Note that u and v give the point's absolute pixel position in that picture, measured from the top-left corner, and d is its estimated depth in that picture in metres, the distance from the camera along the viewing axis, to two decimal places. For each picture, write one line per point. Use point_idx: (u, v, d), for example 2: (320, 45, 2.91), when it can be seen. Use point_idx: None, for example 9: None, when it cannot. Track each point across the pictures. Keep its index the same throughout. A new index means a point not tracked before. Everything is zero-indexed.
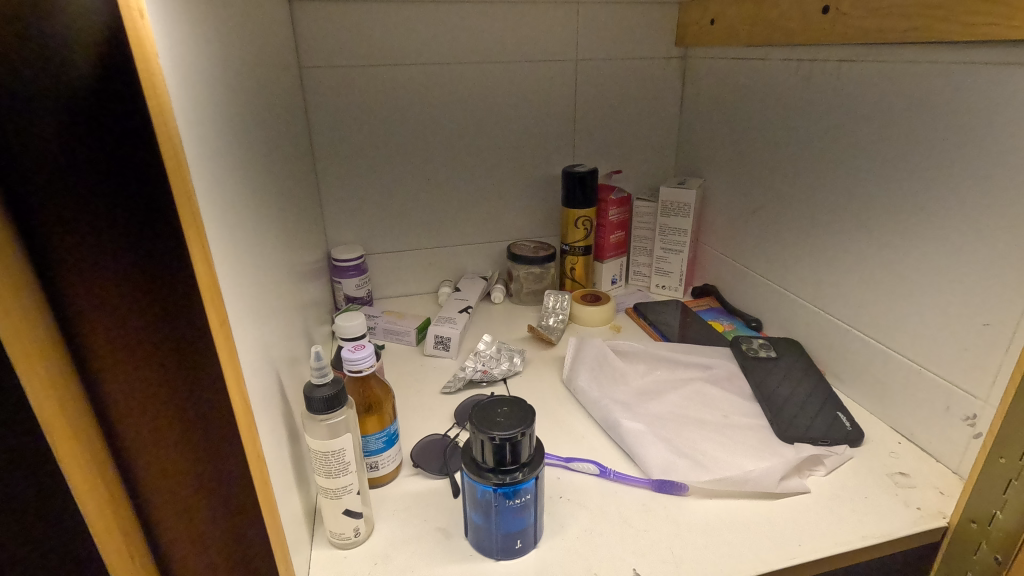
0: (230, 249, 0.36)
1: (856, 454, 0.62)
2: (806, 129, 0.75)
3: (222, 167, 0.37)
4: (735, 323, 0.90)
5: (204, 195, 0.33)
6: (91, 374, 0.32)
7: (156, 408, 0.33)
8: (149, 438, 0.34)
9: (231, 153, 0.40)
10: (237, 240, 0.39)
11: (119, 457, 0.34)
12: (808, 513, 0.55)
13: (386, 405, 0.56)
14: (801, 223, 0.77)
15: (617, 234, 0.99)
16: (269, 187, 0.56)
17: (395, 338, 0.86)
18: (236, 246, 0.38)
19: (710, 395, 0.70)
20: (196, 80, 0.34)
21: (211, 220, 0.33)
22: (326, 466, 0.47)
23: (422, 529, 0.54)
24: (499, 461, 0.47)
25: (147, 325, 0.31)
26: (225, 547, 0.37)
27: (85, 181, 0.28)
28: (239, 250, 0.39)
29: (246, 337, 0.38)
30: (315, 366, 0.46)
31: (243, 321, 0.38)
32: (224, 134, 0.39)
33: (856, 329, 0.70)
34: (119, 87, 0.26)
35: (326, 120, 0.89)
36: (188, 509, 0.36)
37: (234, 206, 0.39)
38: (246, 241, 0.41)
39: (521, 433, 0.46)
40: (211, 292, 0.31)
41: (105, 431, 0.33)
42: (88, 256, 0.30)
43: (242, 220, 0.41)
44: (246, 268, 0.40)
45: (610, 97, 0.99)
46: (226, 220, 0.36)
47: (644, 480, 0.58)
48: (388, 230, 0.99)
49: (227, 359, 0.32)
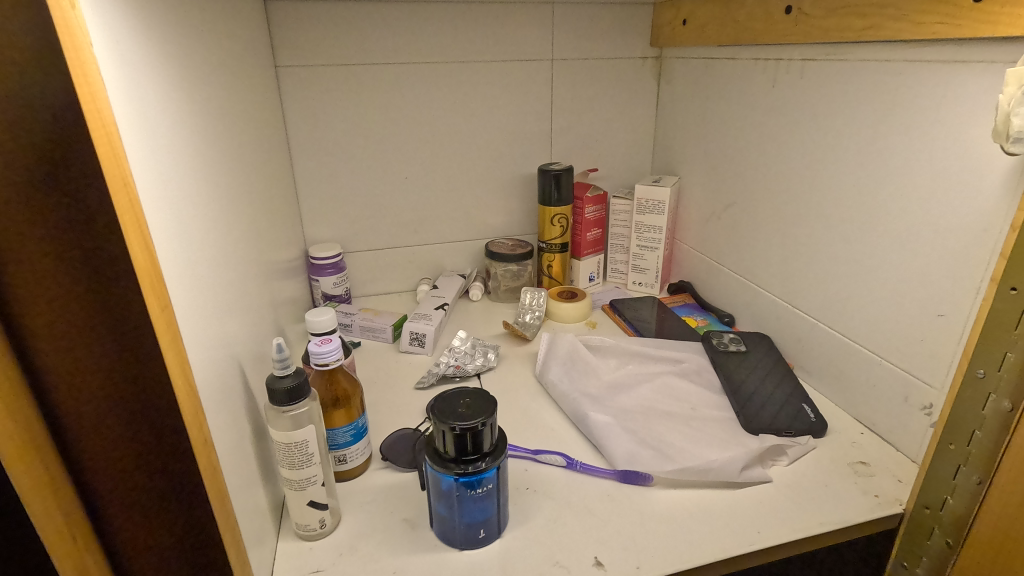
0: (180, 239, 0.37)
1: (819, 445, 0.63)
2: (773, 128, 0.76)
3: (174, 159, 0.38)
4: (708, 318, 0.91)
5: (146, 184, 0.33)
6: (32, 360, 0.32)
7: (99, 394, 0.34)
8: (93, 423, 0.34)
9: (187, 148, 0.41)
10: (192, 232, 0.39)
11: (62, 439, 0.34)
12: (769, 501, 0.56)
13: (354, 399, 0.57)
14: (770, 220, 0.79)
15: (594, 231, 1.00)
16: (236, 184, 0.56)
17: (372, 335, 0.87)
18: (190, 239, 0.39)
19: (679, 388, 0.71)
20: (141, 72, 0.34)
21: (155, 207, 0.34)
22: (290, 457, 0.48)
23: (388, 521, 0.54)
24: (461, 451, 0.47)
25: (89, 309, 0.32)
26: (173, 531, 0.38)
27: (23, 163, 0.28)
28: (194, 241, 0.39)
29: (201, 327, 0.39)
30: (278, 359, 0.46)
31: (197, 311, 0.38)
32: (177, 128, 0.39)
33: (822, 323, 0.71)
34: (53, 76, 0.27)
35: (302, 119, 0.90)
36: (135, 494, 0.37)
37: (188, 198, 0.39)
38: (203, 235, 0.42)
39: (482, 422, 0.47)
40: (150, 278, 0.32)
41: (49, 413, 0.34)
42: (24, 239, 0.30)
43: (198, 214, 0.41)
44: (202, 261, 0.41)
45: (586, 96, 1.00)
46: (177, 211, 0.37)
47: (609, 471, 0.59)
48: (366, 228, 0.99)
49: (169, 345, 0.33)
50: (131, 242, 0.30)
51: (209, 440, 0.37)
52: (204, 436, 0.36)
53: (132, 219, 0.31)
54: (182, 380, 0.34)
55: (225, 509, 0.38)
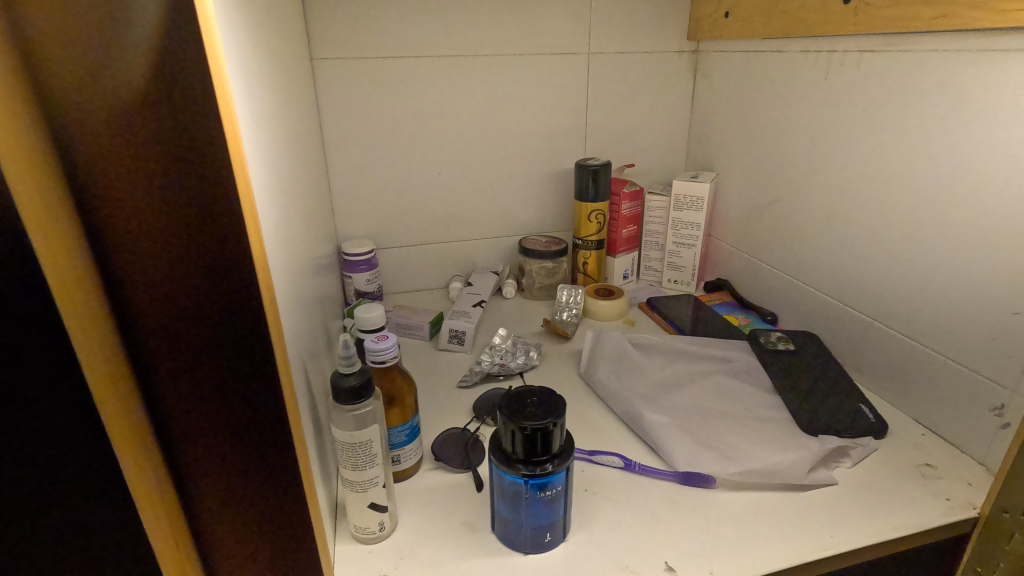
0: (266, 227, 0.37)
1: (881, 446, 0.62)
2: (824, 121, 0.75)
3: (255, 148, 0.37)
4: (750, 317, 0.89)
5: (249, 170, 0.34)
6: (132, 332, 0.34)
7: (195, 367, 0.35)
8: (187, 395, 0.36)
9: (261, 136, 0.40)
10: (270, 222, 0.39)
11: (155, 410, 0.36)
12: (837, 504, 0.54)
13: (409, 397, 0.55)
14: (819, 216, 0.77)
15: (630, 227, 0.98)
16: (289, 176, 0.55)
17: (408, 332, 0.85)
18: (270, 227, 0.38)
19: (731, 388, 0.69)
20: (234, 61, 0.34)
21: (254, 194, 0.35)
22: (353, 458, 0.46)
23: (447, 523, 0.53)
24: (530, 452, 0.46)
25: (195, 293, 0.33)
26: (256, 504, 0.39)
27: (139, 148, 0.30)
28: (272, 230, 0.39)
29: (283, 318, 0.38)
30: (343, 356, 0.45)
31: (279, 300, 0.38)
32: (254, 117, 0.39)
33: (877, 321, 0.69)
34: None
35: (337, 113, 0.88)
36: (221, 468, 0.38)
37: (265, 188, 0.39)
38: (275, 225, 0.41)
39: (553, 423, 0.45)
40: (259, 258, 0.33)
41: (143, 385, 0.35)
42: (136, 225, 0.31)
43: (271, 204, 0.41)
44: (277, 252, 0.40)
45: (623, 90, 0.98)
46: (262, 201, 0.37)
47: (669, 472, 0.58)
48: (398, 224, 0.98)
49: (272, 326, 0.35)
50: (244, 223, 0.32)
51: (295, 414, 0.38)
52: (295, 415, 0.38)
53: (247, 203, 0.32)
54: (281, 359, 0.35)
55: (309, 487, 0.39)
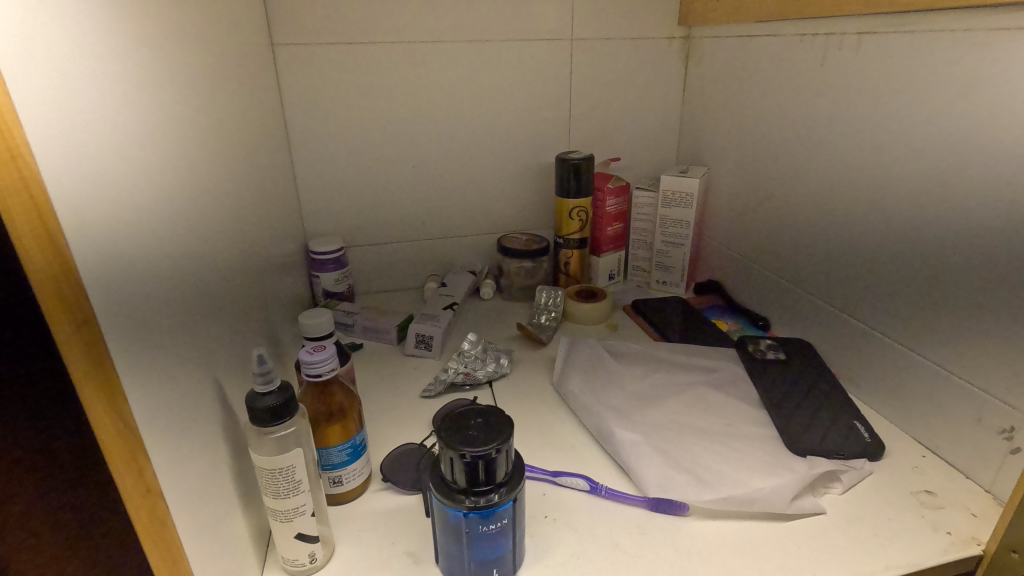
0: (119, 263, 0.30)
1: (876, 469, 0.56)
2: (822, 111, 0.69)
3: (106, 141, 0.30)
4: (740, 322, 0.83)
5: (58, 172, 0.26)
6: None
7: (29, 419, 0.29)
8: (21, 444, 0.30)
9: (135, 129, 0.33)
10: (131, 233, 0.31)
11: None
12: (824, 537, 0.49)
13: (351, 413, 0.50)
14: (817, 214, 0.71)
15: (615, 225, 0.93)
16: (218, 170, 0.49)
17: (375, 336, 0.80)
18: (127, 241, 0.31)
19: (713, 401, 0.64)
20: (63, 27, 0.27)
21: (72, 200, 0.26)
22: (274, 486, 0.41)
23: (388, 554, 0.48)
24: (472, 481, 0.41)
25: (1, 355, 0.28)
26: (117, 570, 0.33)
27: None
28: (134, 253, 0.32)
29: (139, 353, 0.31)
30: (260, 372, 0.40)
31: (134, 329, 0.31)
32: (120, 105, 0.32)
33: (876, 330, 0.64)
34: None
35: (302, 102, 0.83)
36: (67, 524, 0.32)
37: (127, 199, 0.32)
38: (146, 234, 0.33)
39: (496, 449, 0.40)
40: (58, 281, 0.25)
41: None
42: None
43: (144, 218, 0.33)
44: (156, 274, 0.34)
45: (609, 79, 0.92)
46: (107, 207, 0.29)
47: (639, 497, 0.52)
48: (370, 221, 0.93)
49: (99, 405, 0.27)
50: (18, 234, 0.24)
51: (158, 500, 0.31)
52: (145, 483, 0.30)
53: (26, 210, 0.24)
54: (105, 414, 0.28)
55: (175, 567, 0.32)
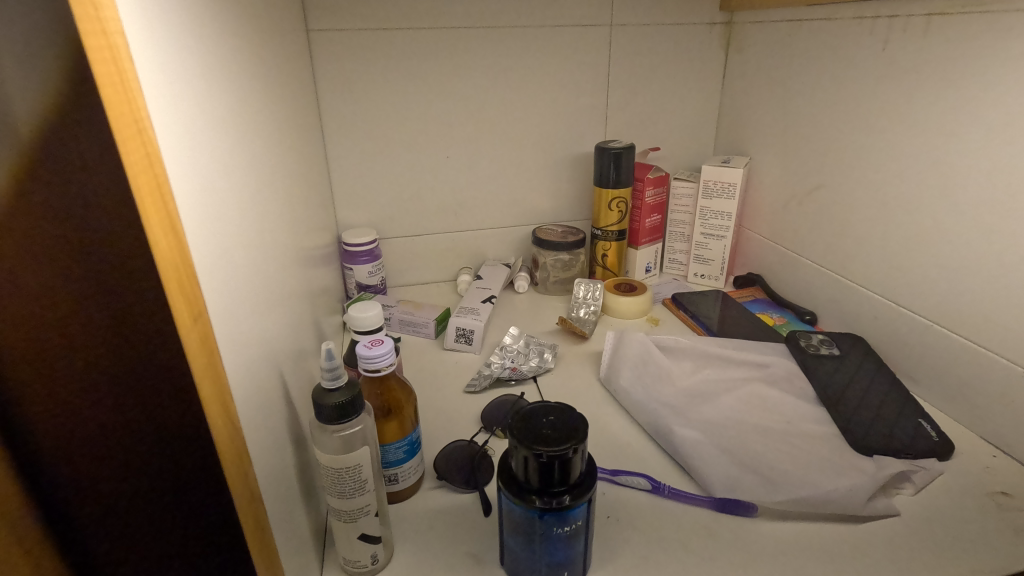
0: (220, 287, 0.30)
1: (946, 469, 0.54)
2: (882, 97, 0.66)
3: (185, 125, 0.28)
4: (785, 316, 0.81)
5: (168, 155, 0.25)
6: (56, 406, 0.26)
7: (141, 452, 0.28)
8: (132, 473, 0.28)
9: (201, 114, 0.32)
10: (209, 222, 0.30)
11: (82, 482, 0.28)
12: (901, 540, 0.47)
13: (408, 409, 0.49)
14: (871, 205, 0.69)
15: (654, 217, 0.90)
16: (258, 156, 0.47)
17: (412, 330, 0.79)
18: (209, 230, 0.30)
19: (769, 397, 0.62)
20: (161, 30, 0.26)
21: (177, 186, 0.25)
22: (339, 485, 0.40)
23: (449, 555, 0.46)
24: (546, 482, 0.39)
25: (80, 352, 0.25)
26: None
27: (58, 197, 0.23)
28: (226, 273, 0.32)
29: (231, 356, 0.30)
30: (327, 367, 0.38)
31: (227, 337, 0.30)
32: (192, 88, 0.30)
33: (939, 325, 0.61)
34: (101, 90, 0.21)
35: (336, 90, 0.81)
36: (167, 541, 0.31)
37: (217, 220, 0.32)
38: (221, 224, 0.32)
39: (573, 449, 0.38)
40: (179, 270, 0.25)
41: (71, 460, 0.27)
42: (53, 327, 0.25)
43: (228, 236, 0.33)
44: (235, 274, 0.33)
45: (648, 66, 0.90)
46: (195, 193, 0.28)
47: (704, 498, 0.51)
48: (403, 212, 0.91)
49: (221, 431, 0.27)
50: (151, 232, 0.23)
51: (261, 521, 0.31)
52: (248, 483, 0.29)
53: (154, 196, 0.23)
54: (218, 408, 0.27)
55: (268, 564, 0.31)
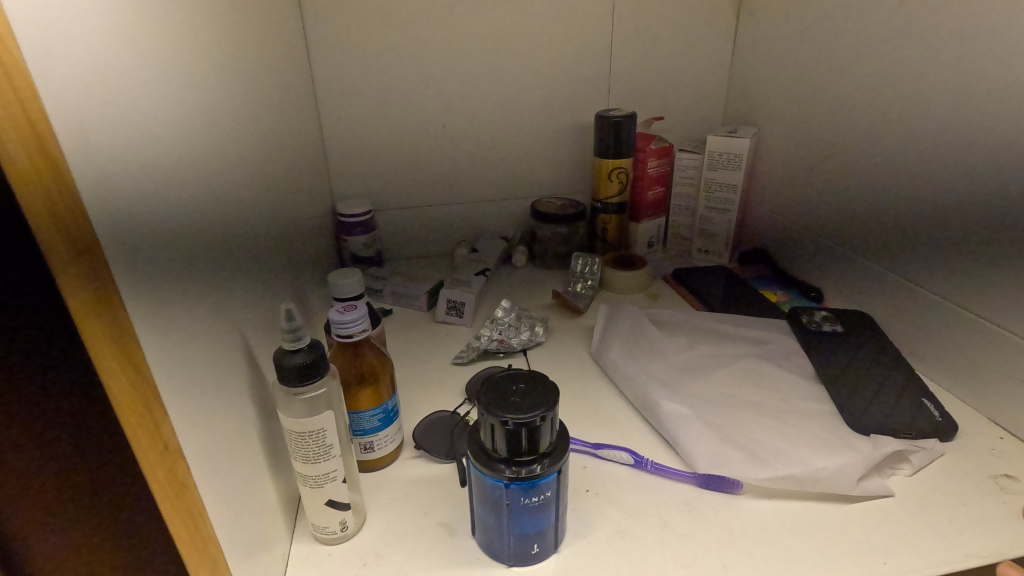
0: (159, 270, 0.27)
1: (948, 450, 0.51)
2: (899, 59, 0.61)
3: (100, 50, 0.23)
4: (790, 293, 0.78)
5: (48, 71, 0.20)
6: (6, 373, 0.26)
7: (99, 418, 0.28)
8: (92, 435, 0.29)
9: (150, 55, 0.28)
10: (133, 166, 0.25)
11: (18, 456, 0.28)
12: (893, 521, 0.45)
13: (384, 376, 0.48)
14: (882, 175, 0.65)
15: (656, 189, 0.87)
16: (245, 117, 0.46)
17: (404, 302, 0.78)
18: (137, 176, 0.26)
19: (766, 374, 0.59)
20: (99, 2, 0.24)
21: (70, 114, 0.21)
22: (303, 450, 0.39)
23: (423, 524, 0.45)
24: (514, 451, 0.38)
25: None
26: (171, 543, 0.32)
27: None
28: (179, 253, 0.30)
29: (182, 318, 0.29)
30: (288, 329, 0.38)
31: (167, 316, 0.27)
32: (127, 19, 0.26)
33: (949, 301, 0.58)
34: None
35: (329, 57, 0.79)
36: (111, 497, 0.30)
37: (174, 197, 0.30)
38: (159, 171, 0.28)
39: (541, 417, 0.37)
40: (55, 200, 0.20)
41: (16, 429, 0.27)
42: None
43: (192, 211, 0.32)
44: (191, 233, 0.32)
45: (654, 31, 0.86)
46: (110, 128, 0.24)
47: (688, 474, 0.49)
48: (399, 184, 0.89)
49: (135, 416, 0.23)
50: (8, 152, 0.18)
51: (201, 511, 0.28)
52: (163, 439, 0.25)
53: (11, 112, 0.18)
54: (119, 368, 0.23)
55: (200, 539, 0.27)
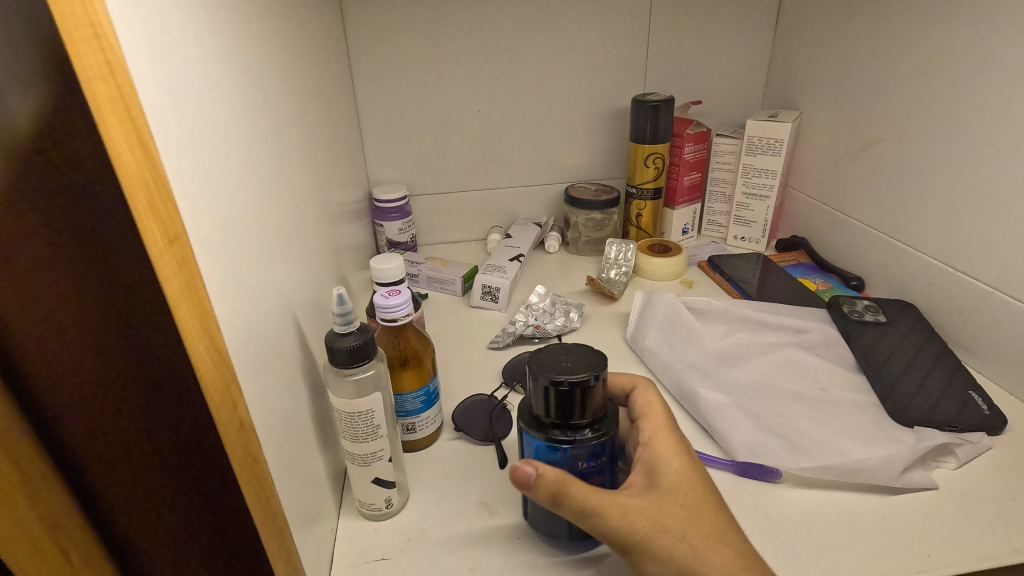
0: (224, 261, 0.28)
1: (996, 445, 0.50)
2: (953, 41, 0.59)
3: (174, 42, 0.24)
4: (830, 281, 0.77)
5: (141, 66, 0.21)
6: (91, 367, 0.25)
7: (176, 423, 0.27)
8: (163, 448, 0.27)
9: (215, 51, 0.29)
10: (205, 152, 0.27)
11: (82, 460, 0.27)
12: (936, 514, 0.44)
13: (426, 359, 0.49)
14: (931, 161, 0.63)
15: (693, 174, 0.86)
16: (292, 106, 0.47)
17: (440, 287, 0.79)
18: (206, 171, 0.27)
19: (805, 363, 0.59)
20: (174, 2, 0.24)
21: (158, 103, 0.22)
22: (352, 429, 0.40)
23: (463, 504, 0.47)
24: (567, 415, 0.39)
25: (94, 308, 0.24)
26: (210, 560, 0.31)
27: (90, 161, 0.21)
28: (240, 243, 0.31)
29: (243, 304, 0.30)
30: (339, 313, 0.39)
31: (231, 305, 0.28)
32: (196, 15, 0.27)
33: (998, 292, 0.56)
34: (80, 31, 0.18)
35: (366, 44, 0.80)
36: (179, 504, 0.29)
37: (235, 189, 0.31)
38: (224, 164, 0.29)
39: (594, 377, 0.38)
40: (153, 192, 0.21)
41: (79, 431, 0.26)
42: (71, 266, 0.23)
43: (249, 201, 0.33)
44: (250, 225, 0.33)
45: (693, 13, 0.84)
46: (187, 125, 0.25)
47: (726, 462, 0.49)
48: (434, 170, 0.90)
49: (218, 399, 0.25)
50: (116, 148, 0.19)
51: (271, 489, 0.29)
52: (240, 419, 0.26)
53: (118, 113, 0.19)
54: (204, 350, 0.24)
55: (271, 513, 0.29)
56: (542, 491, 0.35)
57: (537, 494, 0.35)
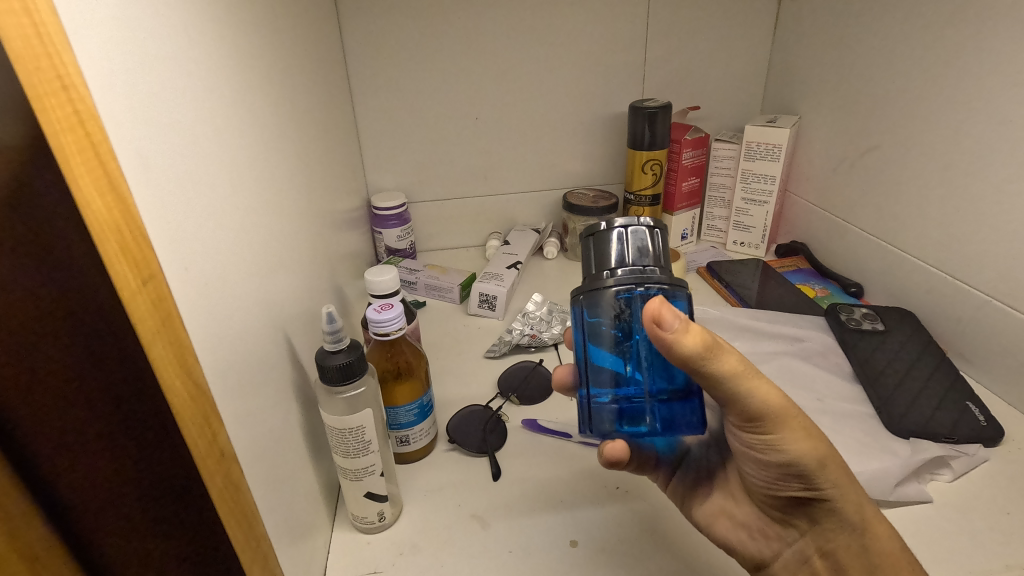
0: (208, 291, 0.28)
1: (992, 456, 0.50)
2: (951, 50, 0.59)
3: (151, 79, 0.24)
4: (828, 287, 0.77)
5: (113, 108, 0.21)
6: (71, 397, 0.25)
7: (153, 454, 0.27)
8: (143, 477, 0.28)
9: (198, 81, 0.30)
10: (185, 182, 0.27)
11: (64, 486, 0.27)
12: (930, 528, 0.44)
13: (419, 371, 0.49)
14: (929, 169, 0.63)
15: (691, 180, 0.86)
16: (284, 122, 0.47)
17: (437, 294, 0.79)
18: (188, 204, 0.27)
19: (801, 372, 0.59)
20: (151, 39, 0.25)
21: (133, 143, 0.22)
22: (344, 445, 0.41)
23: (455, 516, 0.47)
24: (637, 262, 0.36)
25: (66, 345, 0.24)
26: None
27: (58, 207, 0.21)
28: (226, 270, 0.31)
29: (229, 330, 0.30)
30: (329, 331, 0.39)
31: (216, 335, 0.28)
32: (177, 48, 0.27)
33: (995, 302, 0.56)
34: (46, 85, 0.19)
35: (364, 54, 0.80)
36: (158, 530, 0.29)
37: (220, 215, 0.31)
38: (207, 192, 0.29)
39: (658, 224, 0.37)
40: (124, 234, 0.21)
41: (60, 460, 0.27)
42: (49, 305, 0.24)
43: (236, 225, 0.33)
44: (237, 250, 0.33)
45: (691, 19, 0.84)
46: (165, 161, 0.25)
47: None
48: (432, 177, 0.90)
49: (195, 431, 0.25)
50: (85, 195, 0.20)
51: (252, 515, 0.29)
52: (219, 448, 0.26)
53: (87, 159, 0.20)
54: (180, 382, 0.24)
55: (253, 539, 0.29)
56: (695, 339, 0.33)
57: (686, 341, 0.33)
